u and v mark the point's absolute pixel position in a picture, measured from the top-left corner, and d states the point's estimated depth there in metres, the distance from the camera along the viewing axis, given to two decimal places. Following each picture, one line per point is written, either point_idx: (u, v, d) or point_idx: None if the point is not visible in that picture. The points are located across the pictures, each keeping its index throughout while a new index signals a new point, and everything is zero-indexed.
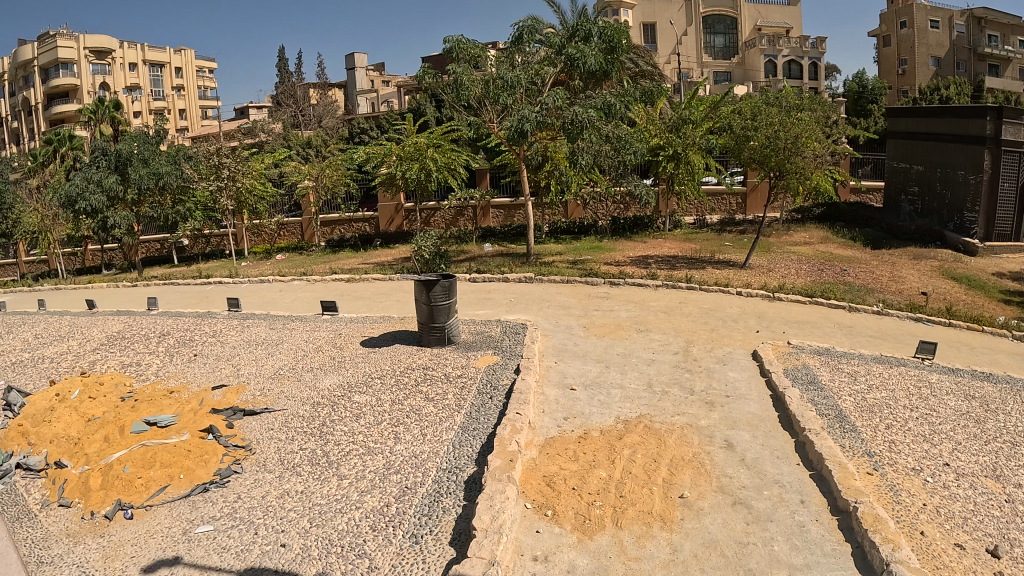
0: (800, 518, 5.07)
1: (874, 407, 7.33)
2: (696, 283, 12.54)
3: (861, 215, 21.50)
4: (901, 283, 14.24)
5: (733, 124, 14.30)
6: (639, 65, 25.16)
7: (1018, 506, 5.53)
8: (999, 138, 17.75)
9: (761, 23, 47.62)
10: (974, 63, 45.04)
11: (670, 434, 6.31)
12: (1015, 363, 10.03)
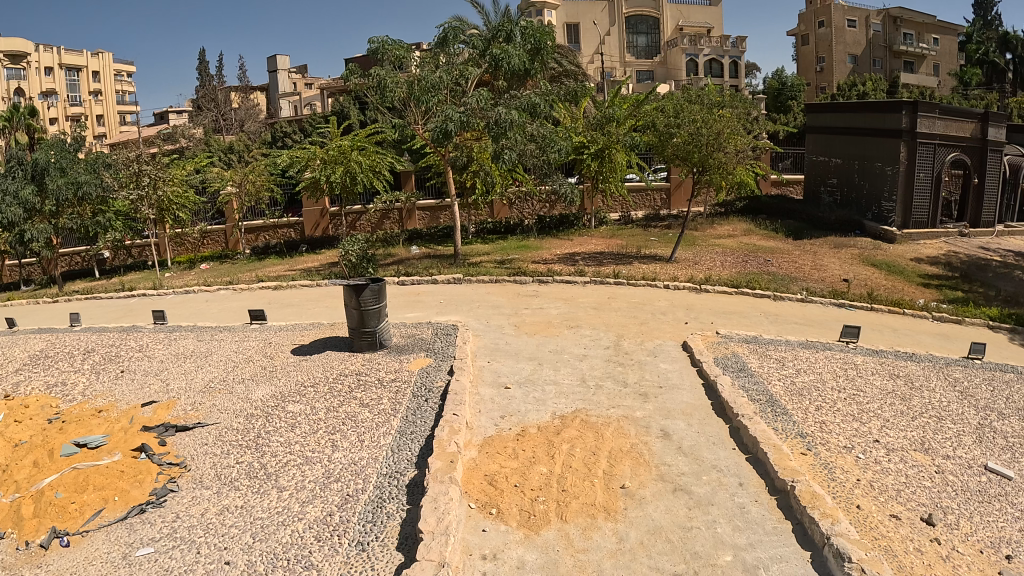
0: (740, 500, 5.22)
1: (804, 390, 7.59)
2: (624, 277, 12.74)
3: (782, 207, 22.16)
4: (823, 271, 14.77)
5: (656, 121, 14.60)
6: (563, 65, 25.45)
7: (946, 477, 5.90)
8: (914, 131, 18.62)
9: (684, 23, 48.65)
10: (889, 61, 46.51)
11: (607, 427, 6.39)
12: (934, 342, 10.56)
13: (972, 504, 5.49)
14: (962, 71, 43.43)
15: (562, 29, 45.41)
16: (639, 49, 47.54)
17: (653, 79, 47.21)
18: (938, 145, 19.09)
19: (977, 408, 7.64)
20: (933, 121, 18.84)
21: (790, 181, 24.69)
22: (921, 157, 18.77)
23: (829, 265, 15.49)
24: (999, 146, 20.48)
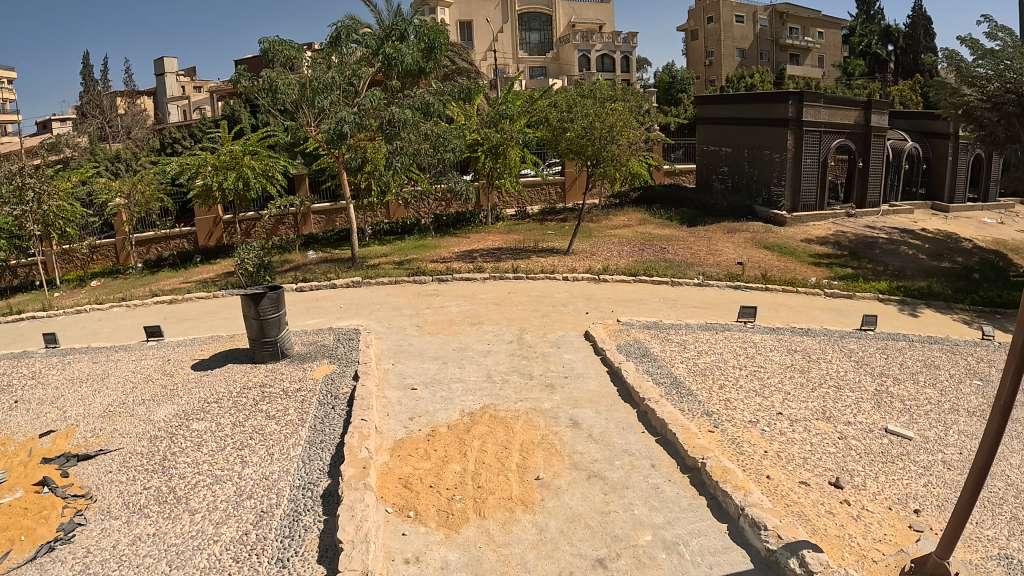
0: (654, 481, 5.37)
1: (705, 370, 7.90)
2: (522, 272, 12.86)
3: (676, 196, 22.83)
4: (717, 256, 15.37)
5: (550, 116, 14.79)
6: (456, 63, 25.43)
7: (849, 441, 6.30)
8: (801, 120, 19.64)
9: (576, 19, 49.30)
10: (776, 54, 47.94)
11: (517, 421, 6.45)
12: (828, 317, 11.19)
13: (874, 464, 5.92)
14: (846, 63, 45.81)
15: (455, 26, 45.86)
16: (531, 45, 48.39)
17: (546, 74, 47.74)
18: (823, 132, 20.20)
19: (872, 373, 8.25)
20: (819, 110, 19.93)
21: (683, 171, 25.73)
22: (808, 144, 19.83)
23: (722, 250, 16.12)
24: (882, 132, 21.63)
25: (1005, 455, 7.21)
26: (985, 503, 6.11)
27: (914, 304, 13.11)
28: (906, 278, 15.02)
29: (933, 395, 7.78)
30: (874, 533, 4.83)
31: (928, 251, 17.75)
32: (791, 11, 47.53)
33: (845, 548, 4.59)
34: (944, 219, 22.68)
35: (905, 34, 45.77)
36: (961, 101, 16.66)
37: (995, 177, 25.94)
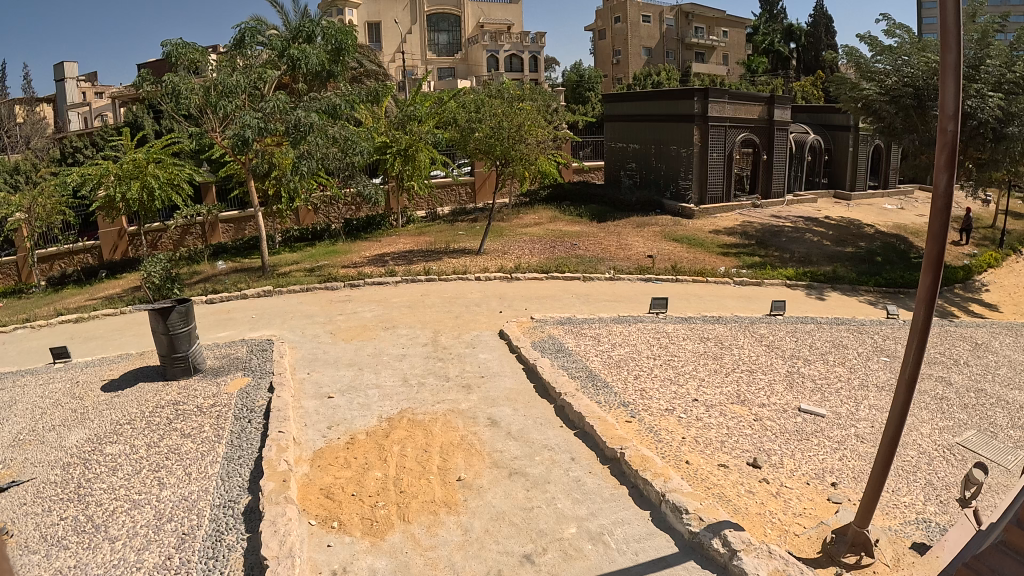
0: (575, 474, 5.45)
1: (620, 362, 8.06)
2: (435, 274, 12.79)
3: (586, 193, 23.19)
4: (628, 250, 15.71)
5: (458, 117, 14.76)
6: (364, 65, 25.08)
7: (764, 423, 6.54)
8: (705, 116, 20.19)
9: (485, 20, 49.36)
10: (682, 53, 49.31)
11: (435, 423, 6.44)
12: (738, 305, 11.59)
13: (791, 442, 6.17)
14: (750, 60, 47.47)
15: (364, 28, 45.46)
16: (440, 45, 48.21)
17: (455, 75, 47.64)
18: (727, 127, 20.79)
19: (782, 356, 8.61)
20: (723, 105, 20.50)
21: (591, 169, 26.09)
22: (713, 139, 20.42)
23: (632, 243, 16.48)
24: (785, 126, 22.46)
25: (915, 426, 7.62)
26: (899, 471, 6.47)
27: (822, 288, 13.79)
28: (813, 264, 15.71)
29: (842, 373, 8.18)
30: (794, 507, 5.05)
31: (832, 238, 18.64)
32: (696, 11, 48.82)
33: (767, 524, 4.79)
34: (846, 206, 23.84)
35: (806, 33, 47.78)
36: (861, 95, 17.49)
37: (893, 164, 27.56)
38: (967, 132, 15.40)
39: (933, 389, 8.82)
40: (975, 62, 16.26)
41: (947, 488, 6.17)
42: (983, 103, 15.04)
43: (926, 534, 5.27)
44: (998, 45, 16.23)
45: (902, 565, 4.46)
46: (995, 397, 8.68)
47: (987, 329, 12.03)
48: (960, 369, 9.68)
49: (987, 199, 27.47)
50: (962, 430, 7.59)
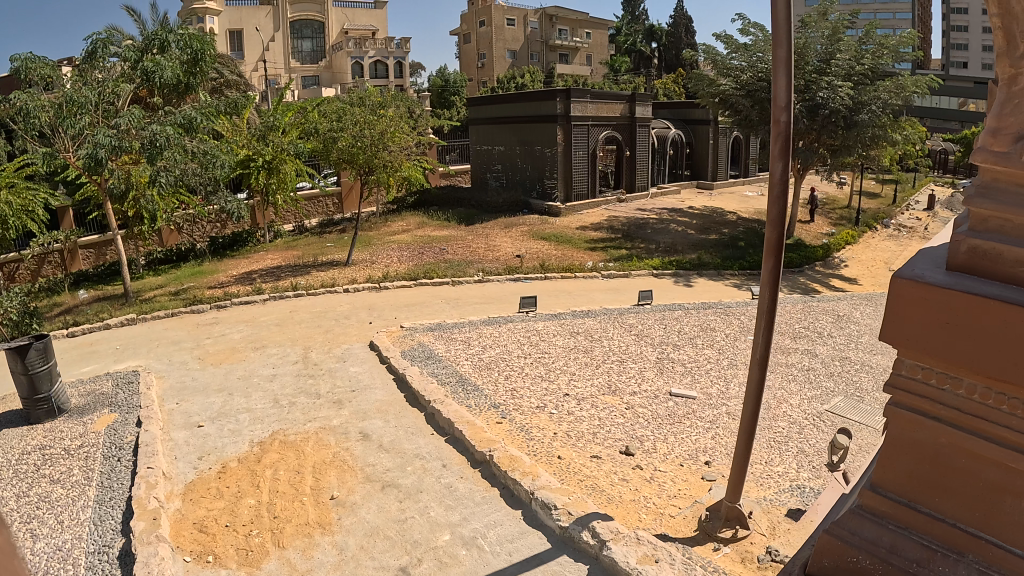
0: (446, 480, 5.64)
1: (490, 364, 8.32)
2: (303, 289, 12.40)
3: (451, 196, 23.18)
4: (496, 251, 15.99)
5: (319, 127, 14.54)
6: (224, 75, 24.06)
7: (634, 410, 7.21)
8: (568, 116, 20.77)
9: (349, 26, 48.51)
10: (545, 55, 50.07)
11: (306, 443, 6.36)
12: (607, 298, 12.36)
13: (663, 427, 6.88)
14: (614, 60, 49.10)
15: (223, 35, 44.58)
16: (303, 53, 47.33)
17: (318, 82, 46.65)
18: (590, 125, 21.47)
19: (651, 344, 9.39)
20: (585, 104, 21.12)
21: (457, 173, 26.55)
22: (576, 138, 21.01)
23: (501, 244, 16.73)
24: (646, 122, 23.20)
25: (786, 397, 8.09)
26: (773, 442, 6.85)
27: (687, 275, 14.57)
28: (679, 253, 16.47)
29: (710, 354, 9.12)
30: (670, 489, 5.65)
31: (696, 226, 19.60)
32: (560, 13, 49.89)
33: (642, 510, 5.28)
34: (708, 196, 25.18)
35: (666, 33, 49.92)
36: (717, 90, 18.57)
37: (752, 154, 29.34)
38: (820, 121, 16.52)
39: (799, 360, 9.39)
40: (827, 56, 17.36)
41: (819, 454, 6.64)
42: (834, 93, 16.22)
43: (801, 500, 5.65)
44: (846, 40, 17.50)
45: (776, 532, 4.99)
46: (857, 363, 9.41)
47: (847, 301, 12.91)
48: (825, 340, 10.37)
49: (839, 182, 29.55)
50: (830, 397, 8.15)
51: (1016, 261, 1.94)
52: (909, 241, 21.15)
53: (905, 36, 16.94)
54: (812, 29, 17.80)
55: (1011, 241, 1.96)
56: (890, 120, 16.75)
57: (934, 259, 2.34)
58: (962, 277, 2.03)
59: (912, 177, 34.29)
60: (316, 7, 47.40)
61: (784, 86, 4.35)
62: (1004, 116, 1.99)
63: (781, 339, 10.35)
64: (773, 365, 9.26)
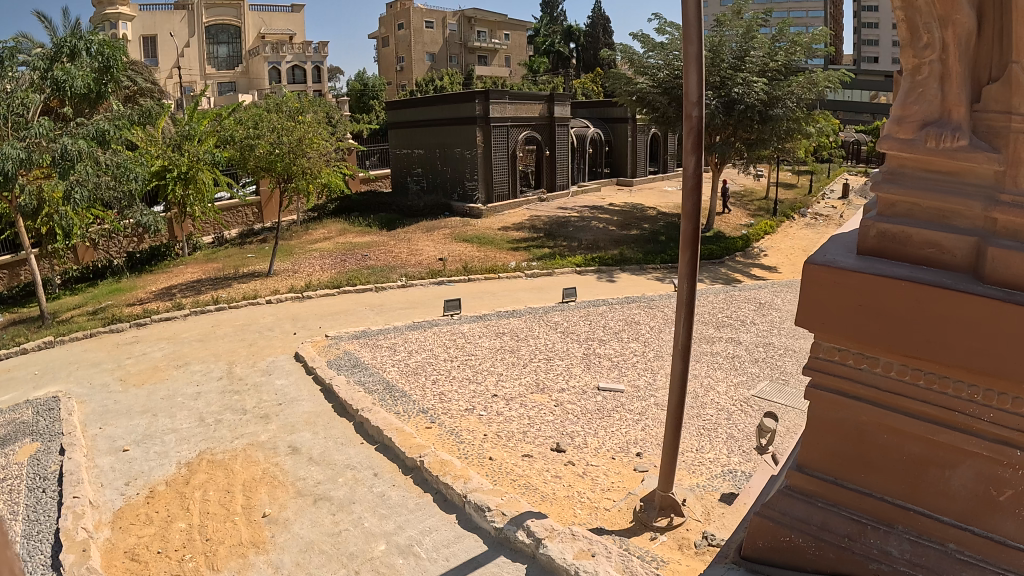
0: (379, 489, 5.60)
1: (416, 369, 8.28)
2: (224, 302, 12.04)
3: (375, 201, 22.85)
4: (418, 255, 15.93)
5: (236, 135, 14.20)
6: (138, 83, 23.17)
7: (563, 407, 7.31)
8: (487, 117, 20.85)
9: (265, 31, 47.30)
10: (464, 56, 50.38)
11: (234, 461, 6.19)
12: (532, 297, 12.52)
13: (593, 421, 6.99)
14: (532, 60, 49.51)
15: (137, 42, 43.12)
16: (219, 59, 46.12)
17: (235, 89, 45.35)
18: (509, 127, 21.66)
19: (577, 340, 9.54)
20: (503, 106, 21.28)
21: (377, 177, 26.39)
22: (495, 140, 21.17)
23: (424, 248, 16.65)
24: (564, 122, 23.62)
25: (713, 384, 8.29)
26: (702, 430, 7.00)
27: (610, 271, 14.84)
28: (602, 249, 16.78)
29: (637, 347, 9.35)
30: (604, 483, 5.74)
31: (618, 223, 19.95)
32: (479, 15, 49.92)
33: (577, 505, 5.33)
34: (630, 192, 25.67)
35: (584, 33, 50.68)
36: (635, 89, 18.76)
37: (671, 150, 30.07)
38: (736, 116, 17.05)
39: (724, 349, 9.63)
40: (741, 54, 17.91)
41: (749, 438, 6.84)
42: (749, 89, 16.80)
43: (733, 484, 5.83)
44: (760, 37, 18.04)
45: (712, 517, 5.13)
46: (780, 348, 9.75)
47: (768, 289, 13.33)
48: (748, 328, 10.67)
49: (757, 174, 30.49)
50: (756, 383, 8.42)
51: (922, 242, 2.52)
52: (828, 228, 21.97)
53: (817, 33, 17.47)
54: (727, 28, 18.39)
55: (918, 223, 2.54)
56: (805, 114, 17.37)
57: (846, 244, 2.88)
58: (875, 262, 2.57)
59: (825, 168, 35.71)
60: (231, 11, 46.18)
61: (694, 82, 4.56)
62: (907, 105, 2.53)
63: (705, 328, 10.58)
64: (698, 354, 9.47)
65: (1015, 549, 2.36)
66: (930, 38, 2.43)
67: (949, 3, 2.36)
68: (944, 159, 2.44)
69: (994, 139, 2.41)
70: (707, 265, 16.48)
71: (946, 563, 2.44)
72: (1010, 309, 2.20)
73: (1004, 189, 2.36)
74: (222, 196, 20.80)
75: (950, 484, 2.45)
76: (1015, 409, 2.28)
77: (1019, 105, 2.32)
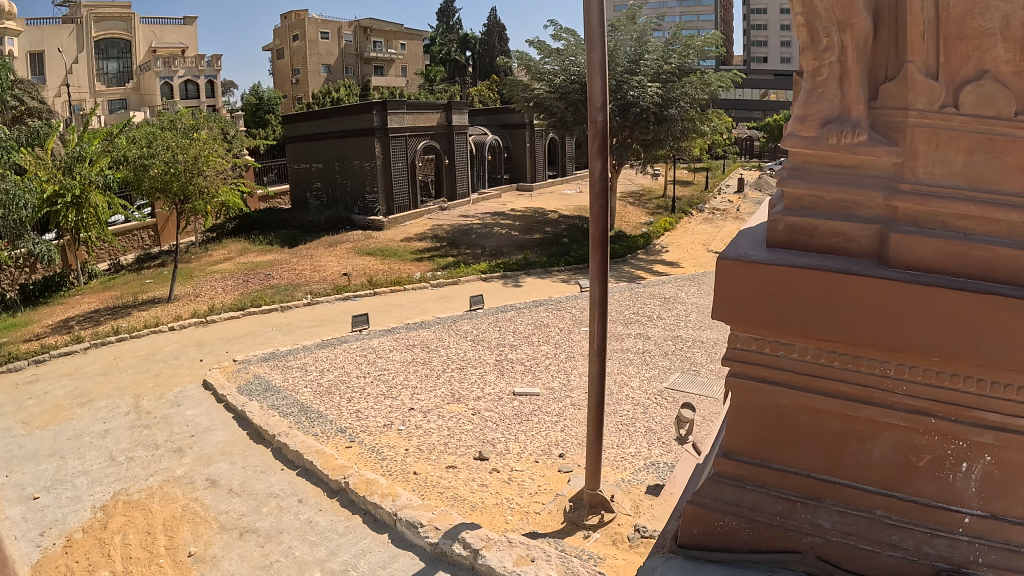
0: (305, 516, 5.43)
1: (331, 388, 8.07)
2: (125, 331, 11.29)
3: (272, 219, 22.09)
4: (321, 271, 15.57)
5: (128, 155, 13.47)
6: (26, 102, 21.85)
7: (481, 415, 7.29)
8: (385, 128, 20.62)
9: (157, 45, 44.01)
10: (361, 67, 49.51)
11: (151, 499, 5.85)
12: (439, 307, 12.45)
13: (512, 427, 7.01)
14: (429, 70, 49.38)
15: (24, 59, 39.55)
16: (110, 75, 42.58)
17: (127, 106, 42.27)
18: (407, 137, 21.50)
19: (488, 347, 9.54)
20: (401, 116, 21.12)
21: (276, 194, 25.62)
22: (394, 150, 20.95)
23: (327, 264, 16.28)
24: (462, 130, 23.68)
25: (627, 380, 8.48)
26: (621, 425, 7.15)
27: (515, 276, 14.97)
28: (506, 255, 16.92)
29: (549, 350, 9.44)
30: (531, 487, 5.76)
31: (520, 228, 20.15)
32: (374, 25, 49.28)
33: (508, 512, 5.32)
34: (529, 197, 25.99)
35: (479, 41, 51.27)
36: (533, 95, 19.01)
37: (568, 154, 30.66)
38: (632, 118, 17.57)
39: (634, 344, 9.88)
40: (636, 57, 18.53)
41: (666, 429, 7.07)
42: (644, 92, 17.34)
43: (658, 475, 6.01)
44: (653, 41, 18.77)
45: (641, 510, 5.26)
46: (688, 340, 10.10)
47: (673, 284, 13.79)
48: (655, 323, 11.01)
49: (653, 173, 31.43)
50: (668, 375, 8.70)
51: (829, 233, 2.67)
52: (723, 222, 22.93)
53: (709, 36, 18.25)
54: (621, 33, 18.79)
55: (822, 215, 2.68)
56: (698, 114, 18.09)
57: (753, 238, 3.00)
58: (784, 253, 2.69)
59: (719, 164, 37.26)
60: (121, 24, 42.82)
61: (597, 87, 4.68)
62: (808, 105, 2.67)
63: (615, 326, 10.81)
64: (610, 351, 9.66)
65: (935, 507, 2.56)
66: (830, 42, 2.57)
67: (846, 8, 2.52)
68: (846, 153, 2.60)
69: (891, 134, 2.59)
70: (611, 264, 16.86)
71: (877, 529, 2.61)
72: (919, 288, 2.38)
73: (904, 178, 2.54)
74: (116, 220, 19.63)
75: (872, 456, 2.62)
76: (926, 378, 2.47)
77: (914, 101, 2.50)
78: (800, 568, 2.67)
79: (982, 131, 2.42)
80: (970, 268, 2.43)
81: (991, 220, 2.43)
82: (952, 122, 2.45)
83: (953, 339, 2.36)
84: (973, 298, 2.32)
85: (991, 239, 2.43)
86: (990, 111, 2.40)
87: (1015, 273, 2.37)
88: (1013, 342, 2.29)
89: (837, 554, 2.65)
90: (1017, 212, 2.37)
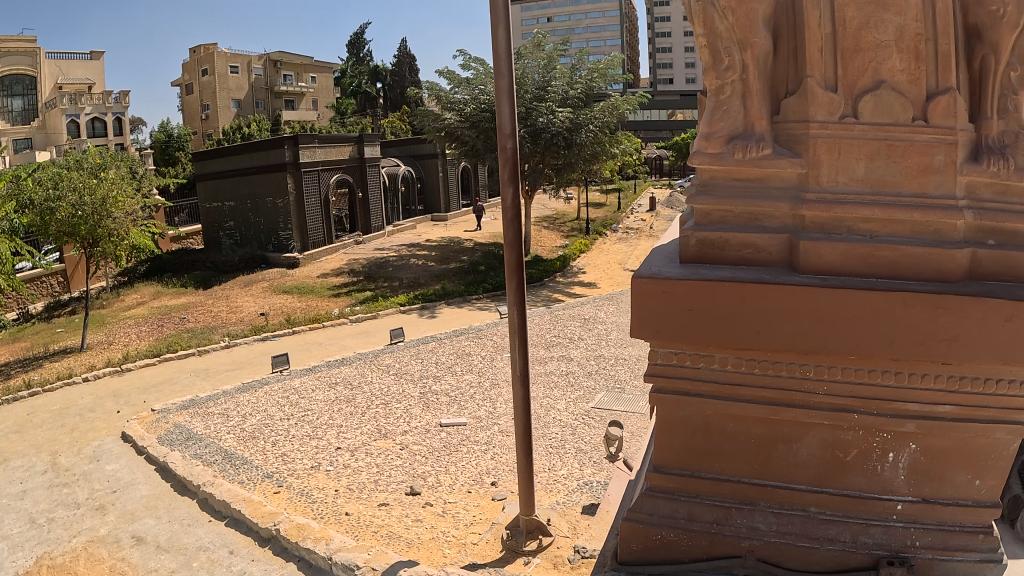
0: (238, 568, 5.20)
1: (253, 434, 7.76)
2: (37, 385, 10.56)
3: (185, 260, 21.30)
4: (238, 312, 15.08)
5: (31, 198, 12.77)
6: None
7: (410, 449, 7.16)
8: (297, 162, 20.28)
9: (64, 81, 40.73)
10: (271, 102, 48.67)
11: (77, 562, 5.48)
12: (358, 342, 12.27)
13: (442, 459, 6.93)
14: (340, 102, 48.79)
15: None
16: (14, 113, 38.67)
17: (33, 146, 37.94)
18: (320, 171, 21.21)
19: (412, 380, 9.40)
20: (313, 150, 20.84)
21: (188, 235, 24.76)
22: (307, 185, 20.58)
23: (244, 305, 15.78)
24: (373, 163, 23.57)
25: (553, 403, 8.50)
26: (552, 448, 7.19)
27: (434, 306, 14.90)
28: (424, 286, 16.85)
29: (473, 379, 9.43)
30: (466, 518, 5.70)
31: (436, 258, 20.10)
32: (283, 59, 48.37)
33: (444, 545, 5.22)
34: (444, 227, 26.04)
35: (390, 73, 51.49)
36: (443, 125, 19.06)
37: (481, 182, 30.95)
38: (543, 144, 17.87)
39: (558, 367, 9.96)
40: (544, 84, 18.84)
41: (596, 449, 7.15)
42: (553, 118, 17.65)
43: (592, 495, 6.06)
44: (560, 68, 19.14)
45: (579, 531, 5.32)
46: (610, 359, 10.26)
47: (591, 304, 14.05)
48: (577, 344, 11.15)
49: (565, 199, 32.01)
50: (593, 395, 8.79)
51: (739, 244, 2.74)
52: (637, 241, 23.60)
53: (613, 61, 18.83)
54: (528, 59, 19.28)
55: (731, 228, 2.75)
56: (607, 137, 18.64)
57: (665, 254, 3.04)
58: (698, 267, 2.72)
59: (629, 185, 38.36)
60: (25, 58, 39.04)
61: (507, 116, 4.74)
62: (712, 122, 2.76)
63: (537, 349, 10.86)
64: (535, 375, 9.71)
65: (868, 498, 2.68)
66: (731, 60, 2.70)
67: (747, 28, 2.66)
68: (751, 167, 2.68)
69: (794, 146, 2.70)
70: (530, 288, 17.00)
71: (812, 525, 2.70)
72: (834, 290, 2.48)
73: (809, 188, 2.64)
74: (22, 266, 18.44)
75: (799, 455, 2.71)
76: (846, 377, 2.58)
77: (814, 113, 2.63)
78: (741, 571, 2.73)
79: (881, 137, 2.58)
80: (878, 268, 2.57)
81: (895, 221, 2.57)
82: (853, 131, 2.59)
83: (868, 338, 2.48)
84: (882, 295, 2.44)
85: (895, 238, 2.57)
86: (887, 118, 2.57)
87: (921, 268, 2.54)
88: (923, 333, 2.44)
89: (775, 554, 2.73)
90: (918, 212, 2.53)
